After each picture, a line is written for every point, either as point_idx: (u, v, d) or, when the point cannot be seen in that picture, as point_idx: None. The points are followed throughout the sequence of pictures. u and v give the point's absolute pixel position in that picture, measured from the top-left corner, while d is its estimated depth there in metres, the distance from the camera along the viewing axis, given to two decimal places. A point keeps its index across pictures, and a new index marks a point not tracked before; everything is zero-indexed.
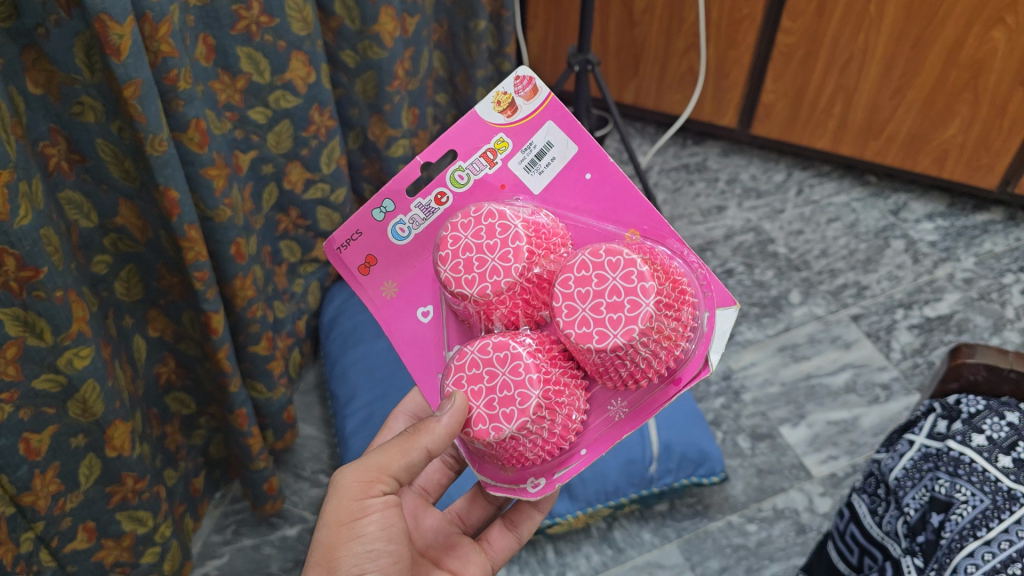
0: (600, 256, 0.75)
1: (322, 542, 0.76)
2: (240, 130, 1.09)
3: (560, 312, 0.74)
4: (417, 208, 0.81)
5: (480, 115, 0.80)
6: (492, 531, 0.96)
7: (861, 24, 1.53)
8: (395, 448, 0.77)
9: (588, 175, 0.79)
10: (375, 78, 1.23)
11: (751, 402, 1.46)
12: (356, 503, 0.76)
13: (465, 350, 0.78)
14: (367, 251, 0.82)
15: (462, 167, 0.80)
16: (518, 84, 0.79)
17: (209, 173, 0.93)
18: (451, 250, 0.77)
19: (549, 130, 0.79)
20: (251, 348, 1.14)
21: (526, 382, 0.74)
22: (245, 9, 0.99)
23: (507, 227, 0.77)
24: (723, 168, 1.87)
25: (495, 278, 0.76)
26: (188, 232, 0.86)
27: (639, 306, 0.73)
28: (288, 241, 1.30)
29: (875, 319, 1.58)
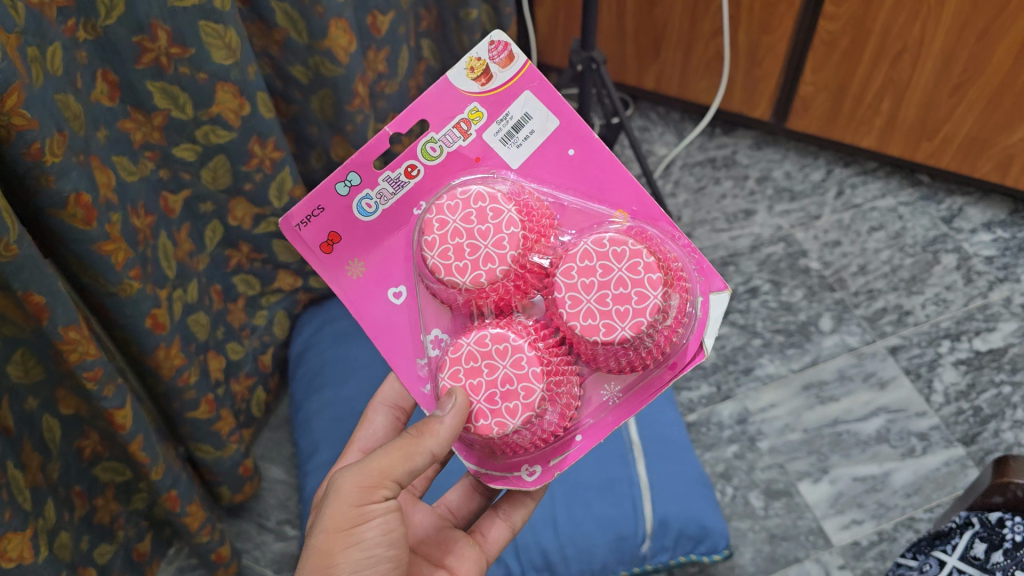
0: (604, 245, 0.68)
1: (316, 548, 0.66)
2: (165, 169, 0.95)
3: (563, 302, 0.68)
4: (385, 181, 0.71)
5: (451, 83, 0.70)
6: (484, 521, 0.84)
7: (917, 11, 1.29)
8: (399, 449, 0.68)
9: (572, 151, 0.71)
10: (332, 96, 1.05)
11: (768, 451, 1.30)
12: (355, 508, 0.66)
13: (460, 341, 0.70)
14: (329, 228, 0.71)
15: (434, 138, 0.70)
16: (492, 49, 0.69)
17: (104, 249, 0.78)
18: (438, 235, 0.69)
19: (526, 101, 0.70)
20: (189, 414, 1.01)
21: (529, 375, 0.68)
22: (149, 41, 0.82)
23: (500, 212, 0.69)
24: (754, 163, 1.66)
25: (489, 265, 0.69)
26: (64, 333, 0.73)
27: (647, 299, 0.67)
28: (242, 276, 1.16)
29: (916, 353, 1.39)
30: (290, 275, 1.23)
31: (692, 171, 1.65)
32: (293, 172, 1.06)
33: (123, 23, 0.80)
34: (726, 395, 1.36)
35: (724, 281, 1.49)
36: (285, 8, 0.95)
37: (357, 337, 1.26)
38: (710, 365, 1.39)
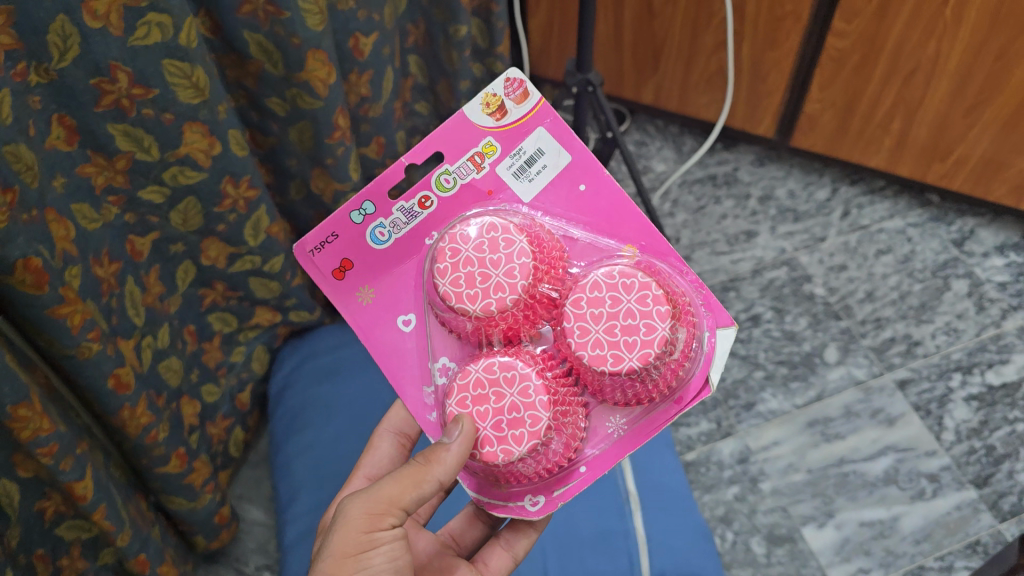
0: (613, 275, 0.68)
1: (322, 575, 0.64)
2: (130, 213, 0.88)
3: (572, 332, 0.67)
4: (399, 211, 0.71)
5: (467, 117, 0.70)
6: (486, 550, 0.81)
7: (932, 28, 1.21)
8: (407, 476, 0.66)
9: (582, 186, 0.71)
10: (311, 129, 0.99)
11: (770, 493, 1.25)
12: (362, 535, 0.64)
13: (468, 368, 0.69)
14: (342, 254, 0.71)
15: (447, 170, 0.70)
16: (509, 86, 0.69)
17: (58, 312, 0.72)
18: (450, 263, 0.69)
19: (539, 136, 0.70)
20: (159, 469, 0.95)
21: (536, 404, 0.67)
22: (108, 82, 0.75)
23: (511, 242, 0.69)
24: (757, 181, 1.59)
25: (500, 294, 0.68)
26: (14, 411, 0.67)
27: (655, 331, 0.66)
28: (217, 314, 1.09)
29: (925, 388, 1.33)
30: (268, 310, 1.16)
31: (691, 189, 1.58)
32: (269, 210, 1.00)
33: (79, 65, 0.73)
34: (727, 431, 1.30)
35: (725, 308, 1.43)
36: (258, 39, 0.89)
37: (339, 374, 1.19)
38: (710, 400, 1.33)
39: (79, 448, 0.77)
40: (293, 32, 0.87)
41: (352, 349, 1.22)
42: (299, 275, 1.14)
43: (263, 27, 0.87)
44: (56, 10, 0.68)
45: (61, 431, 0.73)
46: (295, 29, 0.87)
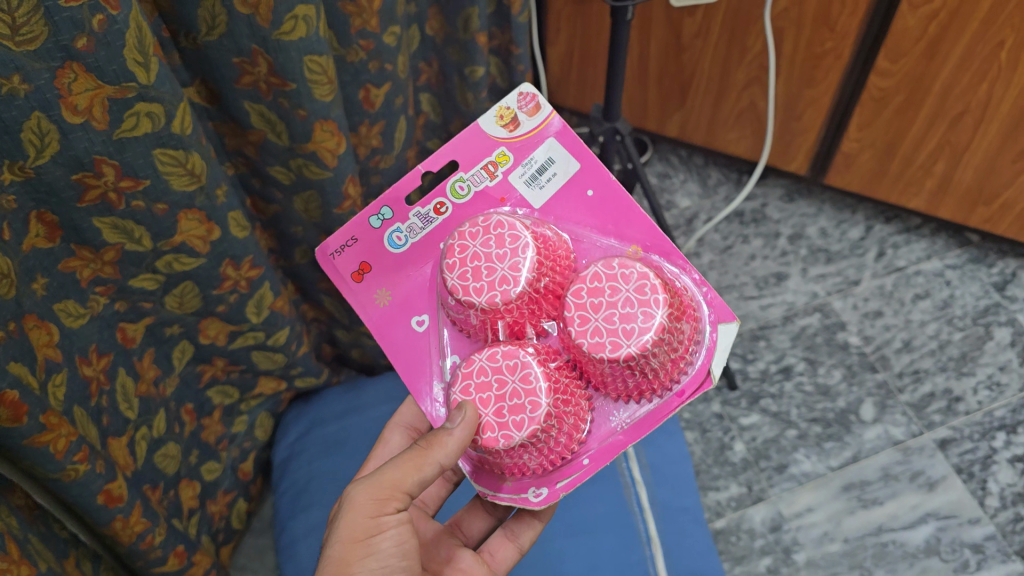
0: (613, 267, 0.67)
1: (331, 559, 0.64)
2: (122, 301, 0.80)
3: (572, 321, 0.66)
4: (415, 216, 0.69)
5: (479, 128, 0.68)
6: (492, 540, 0.78)
7: (986, 71, 1.13)
8: (408, 460, 0.64)
9: (591, 192, 0.69)
10: (319, 198, 0.92)
11: (805, 565, 1.18)
12: (369, 521, 0.63)
13: (472, 356, 0.68)
14: (360, 258, 0.69)
15: (462, 177, 0.69)
16: (521, 100, 0.68)
17: (39, 441, 0.64)
18: (458, 258, 0.67)
19: (550, 147, 0.68)
20: (155, 569, 0.87)
21: (537, 390, 0.65)
22: (93, 177, 0.67)
23: (518, 237, 0.67)
24: (786, 219, 1.51)
25: (505, 287, 0.66)
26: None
27: (652, 319, 0.65)
28: (218, 387, 1.02)
29: (967, 449, 1.25)
30: (273, 379, 1.10)
31: (718, 228, 1.52)
32: (274, 285, 0.93)
33: (59, 162, 0.64)
34: (758, 497, 1.23)
35: (754, 359, 1.36)
36: (260, 109, 0.81)
37: (348, 445, 1.13)
38: (741, 462, 1.26)
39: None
40: (299, 104, 0.79)
41: (361, 417, 1.15)
42: (305, 343, 1.07)
43: (265, 98, 0.80)
44: (31, 107, 0.59)
45: (40, 572, 0.70)
46: (301, 102, 0.79)
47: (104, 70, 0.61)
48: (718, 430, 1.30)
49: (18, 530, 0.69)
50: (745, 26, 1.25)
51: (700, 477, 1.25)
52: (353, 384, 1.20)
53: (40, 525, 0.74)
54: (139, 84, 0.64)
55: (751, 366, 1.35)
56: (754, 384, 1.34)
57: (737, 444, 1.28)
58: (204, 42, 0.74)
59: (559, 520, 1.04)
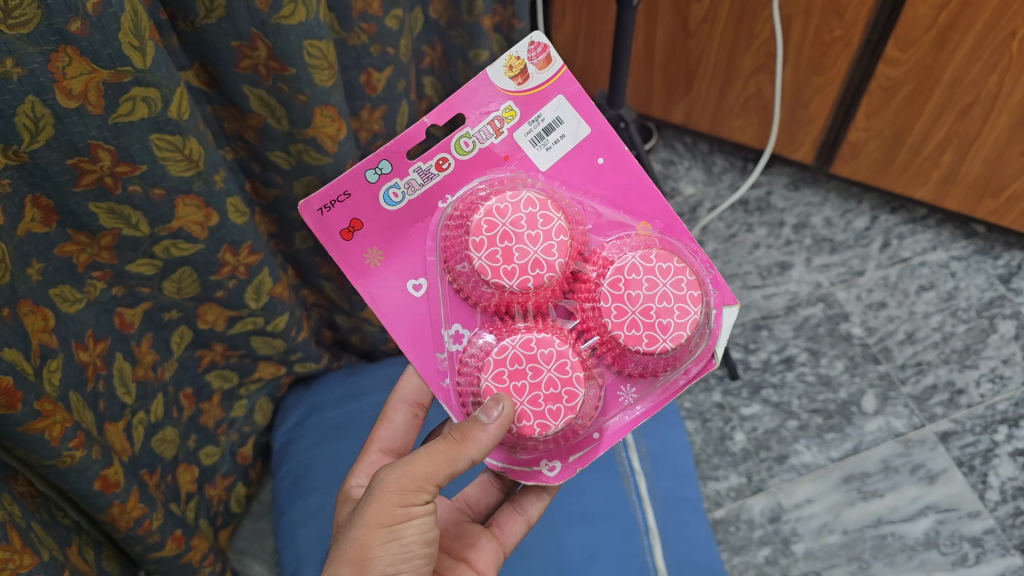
0: (650, 260, 0.67)
1: (354, 542, 0.62)
2: (118, 286, 0.79)
3: (607, 312, 0.67)
4: (415, 172, 0.67)
5: (488, 79, 0.66)
6: (501, 513, 0.78)
7: (995, 61, 1.11)
8: (441, 453, 0.63)
9: (601, 160, 0.68)
10: (319, 184, 0.91)
11: (803, 556, 1.18)
12: (397, 508, 0.62)
13: (504, 341, 0.67)
14: (352, 214, 0.67)
15: (467, 133, 0.66)
16: (532, 51, 0.66)
17: (33, 428, 0.63)
18: (486, 236, 0.66)
19: (559, 105, 0.67)
20: (154, 554, 0.86)
21: (574, 380, 0.66)
22: (89, 162, 0.66)
23: (549, 219, 0.67)
24: (791, 208, 1.51)
25: (537, 271, 0.66)
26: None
27: (688, 314, 0.67)
28: (217, 372, 1.02)
29: (969, 442, 1.24)
30: (272, 364, 1.09)
31: (722, 216, 1.51)
32: (272, 271, 0.92)
33: (54, 146, 0.63)
34: (758, 487, 1.23)
35: (756, 349, 1.36)
36: (259, 94, 0.80)
37: (348, 430, 1.12)
38: (741, 452, 1.26)
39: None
40: (299, 89, 0.79)
41: (362, 403, 1.15)
42: (304, 329, 1.07)
43: (264, 82, 0.79)
44: (25, 91, 0.58)
45: (43, 562, 0.69)
46: (301, 86, 0.78)
47: (99, 54, 0.60)
48: (718, 420, 1.29)
49: (20, 519, 0.68)
50: (753, 12, 1.23)
51: (699, 466, 1.25)
52: (354, 369, 1.20)
53: (43, 512, 0.73)
54: (135, 68, 0.63)
55: (753, 356, 1.35)
56: (756, 374, 1.33)
57: (738, 434, 1.28)
58: (203, 26, 0.73)
59: (557, 511, 1.03)
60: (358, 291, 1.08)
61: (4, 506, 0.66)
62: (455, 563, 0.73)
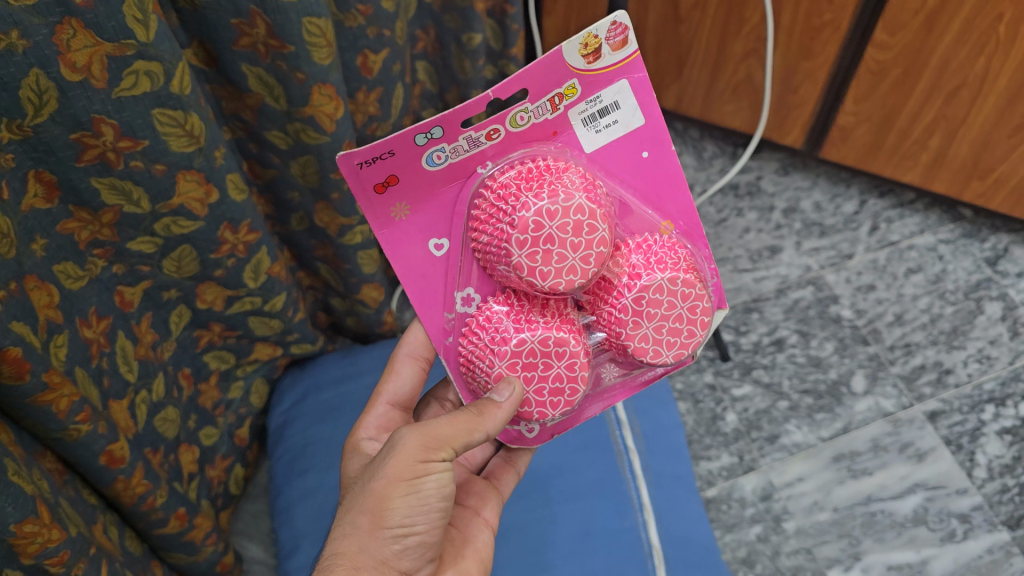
0: (676, 283, 0.68)
1: (373, 492, 0.62)
2: (119, 264, 0.80)
3: (627, 324, 0.68)
4: (464, 139, 0.66)
5: (561, 54, 0.63)
6: (496, 467, 0.81)
7: (984, 44, 1.13)
8: (464, 419, 0.64)
9: (645, 153, 0.68)
10: (316, 163, 0.92)
11: (795, 533, 1.19)
12: (418, 463, 0.62)
13: (523, 334, 0.67)
14: (390, 171, 0.66)
15: (526, 108, 0.65)
16: (612, 30, 0.63)
17: (42, 400, 0.64)
18: (531, 237, 0.64)
19: (620, 90, 0.66)
20: (157, 531, 0.87)
21: (580, 378, 0.69)
22: (92, 136, 0.66)
23: (595, 228, 0.65)
24: (781, 192, 1.53)
25: (571, 277, 0.65)
26: (19, 529, 0.61)
27: (694, 337, 0.70)
28: (215, 352, 1.03)
29: (957, 421, 1.26)
30: (269, 345, 1.10)
31: (712, 201, 1.53)
32: (270, 250, 0.93)
33: (59, 121, 0.64)
34: (749, 466, 1.24)
35: (748, 331, 1.37)
36: (258, 73, 0.81)
37: (343, 411, 1.13)
38: (732, 433, 1.27)
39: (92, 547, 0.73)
40: (297, 67, 0.79)
41: (357, 383, 1.16)
42: (301, 310, 1.08)
43: (263, 60, 0.79)
44: (29, 63, 0.59)
45: (70, 537, 0.68)
46: (299, 65, 0.79)
47: (103, 26, 0.61)
48: (710, 401, 1.31)
49: (48, 495, 0.68)
50: None
51: (692, 446, 1.27)
52: (349, 351, 1.21)
53: (70, 490, 0.73)
54: (138, 41, 0.64)
55: (744, 338, 1.37)
56: (747, 355, 1.35)
57: (729, 415, 1.29)
58: (202, 4, 0.73)
59: (551, 488, 1.05)
60: (354, 273, 1.08)
61: (35, 482, 0.66)
62: (461, 512, 0.75)
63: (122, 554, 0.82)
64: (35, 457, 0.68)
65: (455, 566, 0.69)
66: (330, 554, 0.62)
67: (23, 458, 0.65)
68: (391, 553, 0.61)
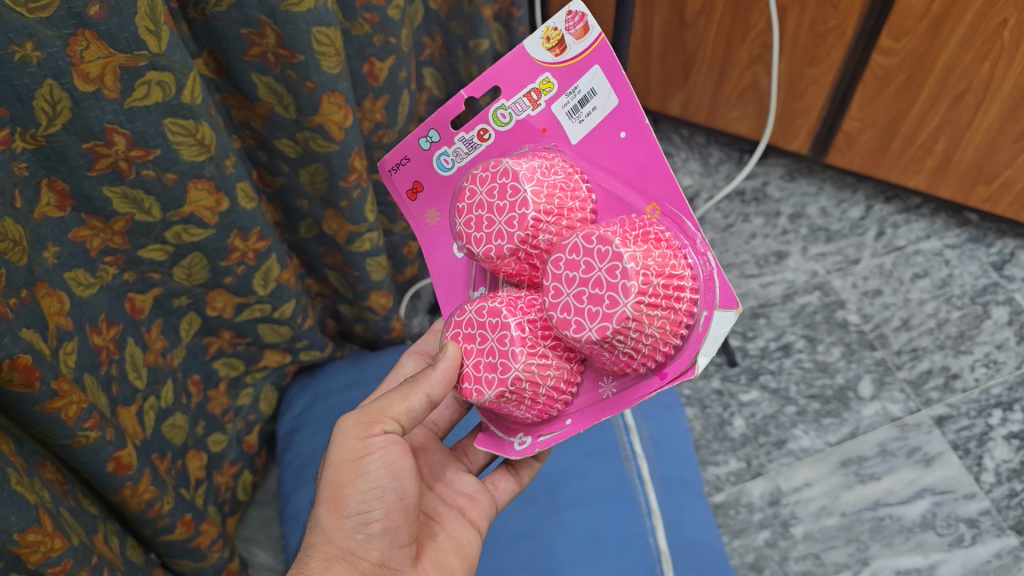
0: (592, 241, 0.63)
1: (329, 481, 0.68)
2: (130, 271, 0.80)
3: (548, 290, 0.65)
4: (461, 141, 0.72)
5: (526, 51, 0.67)
6: (496, 473, 0.82)
7: (988, 50, 1.13)
8: (397, 391, 0.69)
9: (623, 134, 0.66)
10: (324, 172, 0.93)
11: (802, 538, 1.19)
12: (357, 441, 0.67)
13: (466, 307, 0.71)
14: (413, 177, 0.74)
15: (503, 106, 0.69)
16: (570, 20, 0.65)
17: (51, 407, 0.65)
18: (467, 203, 0.69)
19: (593, 76, 0.66)
20: (165, 537, 0.88)
21: (509, 353, 0.66)
22: (104, 146, 0.67)
23: (518, 190, 0.66)
24: (787, 198, 1.54)
25: (499, 241, 0.67)
26: (22, 538, 0.62)
27: (617, 305, 0.61)
28: (225, 359, 1.03)
29: (964, 425, 1.26)
30: (278, 351, 1.11)
31: (718, 206, 1.54)
32: (280, 257, 0.94)
33: (71, 130, 0.64)
34: (757, 471, 1.25)
35: (755, 336, 1.38)
36: (267, 82, 0.82)
37: None
38: (740, 438, 1.28)
39: (92, 556, 0.73)
40: (307, 76, 0.80)
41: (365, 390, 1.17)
42: (310, 317, 1.09)
43: (273, 70, 0.80)
44: (44, 75, 0.60)
45: (73, 547, 0.69)
46: (309, 74, 0.80)
47: (116, 38, 0.62)
48: (717, 406, 1.31)
49: (51, 504, 0.68)
50: (749, 5, 1.26)
51: (699, 451, 1.27)
52: (358, 358, 1.22)
53: (72, 499, 0.74)
54: (150, 52, 0.65)
55: (751, 344, 1.37)
56: (754, 360, 1.35)
57: (737, 420, 1.30)
58: (213, 14, 0.74)
59: (560, 494, 1.05)
60: (363, 279, 1.09)
61: (36, 491, 0.66)
62: (447, 509, 0.77)
63: (124, 562, 0.82)
64: (36, 466, 0.69)
65: (433, 555, 0.73)
66: (303, 549, 0.68)
67: (25, 467, 0.66)
68: (355, 539, 0.67)
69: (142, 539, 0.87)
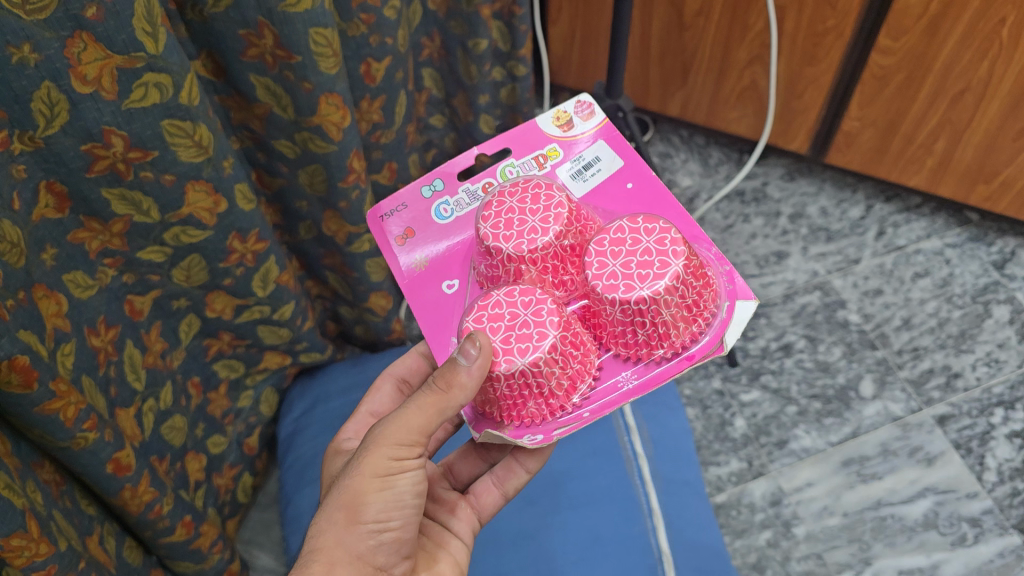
0: (636, 222, 0.71)
1: (348, 487, 0.64)
2: (128, 273, 0.80)
3: (590, 265, 0.69)
4: (463, 193, 0.75)
5: (537, 125, 0.76)
6: (479, 484, 0.80)
7: (986, 49, 1.13)
8: (431, 404, 0.64)
9: (630, 186, 0.75)
10: (323, 172, 0.93)
11: (804, 538, 1.19)
12: (393, 460, 0.64)
13: (490, 292, 0.70)
14: (407, 224, 0.75)
15: (513, 163, 0.76)
16: (578, 107, 0.76)
17: (49, 409, 0.65)
18: (494, 211, 0.72)
19: (599, 148, 0.76)
20: (165, 539, 0.87)
21: (547, 322, 0.68)
22: (102, 148, 0.67)
23: (552, 197, 0.72)
24: (787, 198, 1.53)
25: (534, 236, 0.70)
26: (6, 543, 0.62)
27: (669, 266, 0.68)
28: (224, 361, 1.03)
29: (966, 424, 1.26)
30: (279, 354, 1.11)
31: (718, 206, 1.54)
32: (279, 259, 0.94)
33: (68, 132, 0.64)
34: (759, 471, 1.24)
35: (755, 337, 1.38)
36: (266, 82, 0.82)
37: None
38: (742, 438, 1.28)
39: (86, 560, 0.73)
40: (305, 76, 0.80)
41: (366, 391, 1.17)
42: (309, 319, 1.09)
43: (271, 70, 0.80)
44: (41, 76, 0.60)
45: (60, 552, 0.69)
46: (307, 74, 0.80)
47: (113, 39, 0.62)
48: (718, 406, 1.31)
49: (42, 507, 0.68)
50: (748, 4, 1.26)
51: (701, 452, 1.27)
52: (358, 360, 1.22)
53: (67, 500, 0.74)
54: (148, 54, 0.65)
55: (752, 344, 1.37)
56: (755, 360, 1.35)
57: (738, 420, 1.29)
58: (210, 15, 0.75)
59: (562, 495, 1.05)
60: (362, 281, 1.09)
61: (28, 494, 0.66)
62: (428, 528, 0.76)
63: (120, 564, 0.82)
64: (33, 467, 0.69)
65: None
66: (307, 552, 0.64)
67: (19, 469, 0.66)
68: (366, 547, 0.64)
69: (141, 541, 0.87)
